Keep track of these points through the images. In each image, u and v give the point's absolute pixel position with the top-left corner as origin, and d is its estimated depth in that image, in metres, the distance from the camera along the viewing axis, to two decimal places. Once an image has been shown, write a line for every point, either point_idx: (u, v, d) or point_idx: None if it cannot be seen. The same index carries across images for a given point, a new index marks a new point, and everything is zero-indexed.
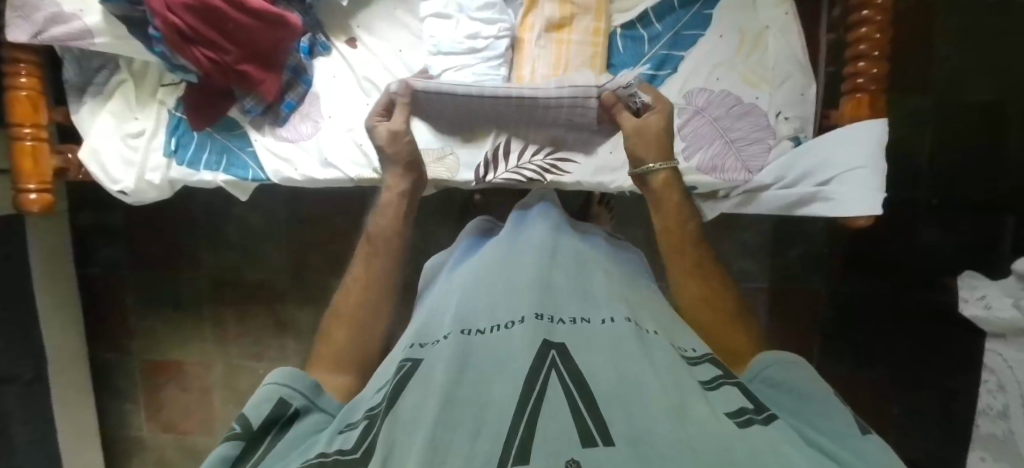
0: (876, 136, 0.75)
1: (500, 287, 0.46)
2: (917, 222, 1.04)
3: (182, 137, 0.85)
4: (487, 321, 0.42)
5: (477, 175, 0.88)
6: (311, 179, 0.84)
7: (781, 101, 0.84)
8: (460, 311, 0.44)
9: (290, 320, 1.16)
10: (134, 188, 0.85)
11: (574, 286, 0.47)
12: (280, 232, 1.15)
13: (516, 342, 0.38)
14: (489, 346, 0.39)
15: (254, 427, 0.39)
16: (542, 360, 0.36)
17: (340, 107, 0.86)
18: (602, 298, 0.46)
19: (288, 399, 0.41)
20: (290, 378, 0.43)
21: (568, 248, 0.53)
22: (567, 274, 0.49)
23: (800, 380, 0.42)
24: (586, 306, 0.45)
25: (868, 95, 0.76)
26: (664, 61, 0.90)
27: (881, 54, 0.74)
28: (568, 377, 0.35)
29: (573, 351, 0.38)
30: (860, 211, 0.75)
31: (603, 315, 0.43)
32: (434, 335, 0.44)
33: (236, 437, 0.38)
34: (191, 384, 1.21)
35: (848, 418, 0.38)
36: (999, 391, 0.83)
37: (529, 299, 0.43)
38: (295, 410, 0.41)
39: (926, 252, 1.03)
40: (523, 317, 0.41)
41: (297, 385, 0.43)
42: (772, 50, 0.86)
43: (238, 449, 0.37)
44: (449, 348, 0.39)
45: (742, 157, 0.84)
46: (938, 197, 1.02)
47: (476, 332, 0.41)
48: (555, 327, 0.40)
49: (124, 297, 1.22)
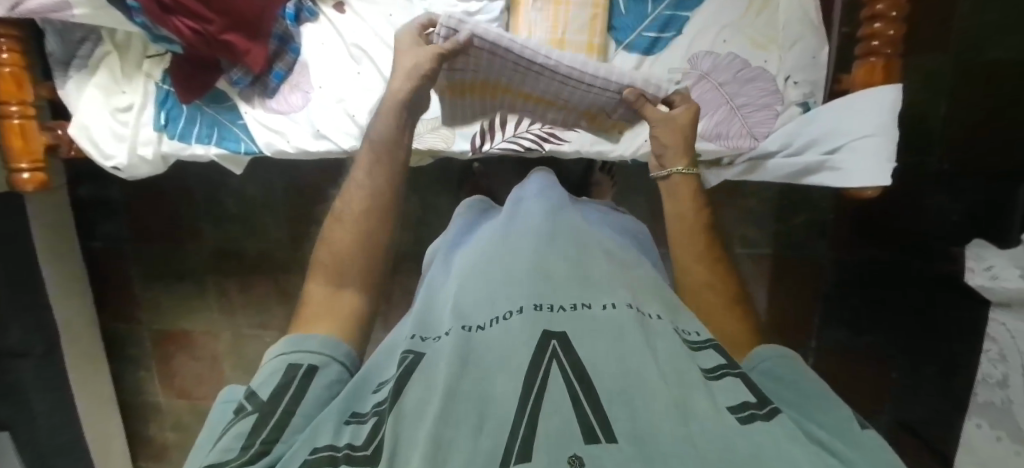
0: (887, 104, 0.72)
1: (497, 277, 0.45)
2: (927, 189, 1.06)
3: (172, 110, 0.83)
4: (486, 314, 0.42)
5: (473, 144, 0.86)
6: (304, 151, 0.82)
7: (791, 65, 0.81)
8: (460, 305, 0.44)
9: (293, 289, 1.19)
10: (128, 164, 0.84)
11: (573, 269, 0.46)
12: (279, 204, 1.16)
13: (515, 334, 0.38)
14: (491, 342, 0.38)
15: (267, 399, 0.40)
16: (542, 354, 0.36)
17: (330, 76, 0.83)
18: (603, 282, 0.44)
19: (298, 361, 0.43)
20: (296, 344, 0.45)
21: (567, 232, 0.52)
22: (564, 256, 0.47)
23: (783, 371, 0.46)
24: (588, 290, 0.43)
25: (883, 60, 0.72)
26: (669, 23, 0.83)
27: (899, 14, 0.70)
28: (570, 368, 0.35)
29: (574, 339, 0.37)
30: (869, 184, 0.73)
31: (605, 300, 0.42)
32: (435, 328, 0.43)
33: (251, 413, 0.39)
34: (201, 353, 1.25)
35: (848, 411, 0.41)
36: (999, 360, 0.84)
37: (527, 289, 0.42)
38: (308, 367, 0.43)
39: (933, 221, 1.05)
40: (521, 307, 0.40)
41: (306, 347, 0.45)
42: (782, 8, 0.81)
43: (255, 421, 0.38)
44: (449, 344, 0.38)
45: (747, 123, 0.82)
46: (950, 163, 1.03)
47: (476, 327, 0.40)
48: (556, 315, 0.40)
49: (128, 271, 1.23)
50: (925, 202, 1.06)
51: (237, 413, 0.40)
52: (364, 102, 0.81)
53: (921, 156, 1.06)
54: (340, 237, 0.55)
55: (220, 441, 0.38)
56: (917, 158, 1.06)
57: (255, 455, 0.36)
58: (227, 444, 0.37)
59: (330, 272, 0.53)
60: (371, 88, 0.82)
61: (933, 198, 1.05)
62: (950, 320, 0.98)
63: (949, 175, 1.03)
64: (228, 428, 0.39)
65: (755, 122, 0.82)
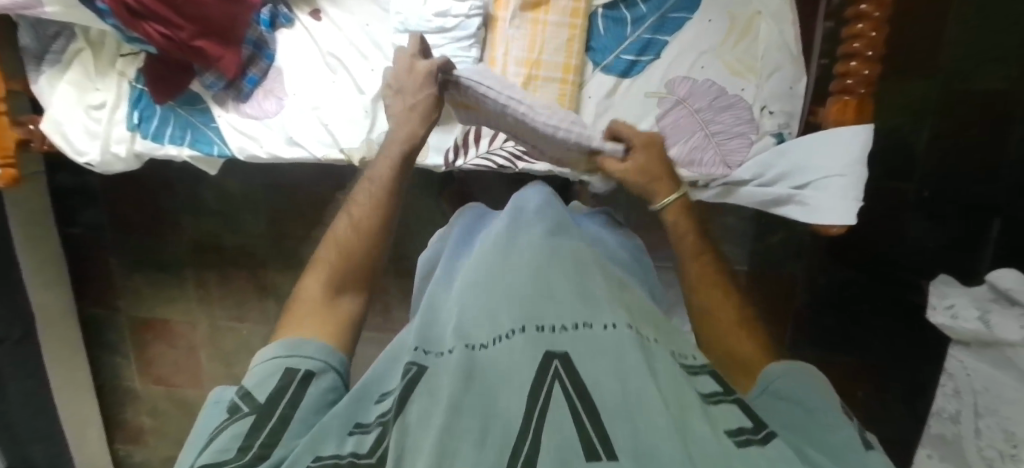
0: (859, 141, 0.71)
1: (498, 289, 0.44)
2: (907, 213, 1.07)
3: (145, 110, 0.83)
4: (487, 331, 0.40)
5: (447, 159, 0.86)
6: (276, 157, 0.82)
7: (767, 94, 0.80)
8: (462, 319, 0.43)
9: (271, 286, 1.21)
10: (101, 161, 0.84)
11: (573, 283, 0.44)
12: (260, 200, 1.16)
13: (516, 354, 0.37)
14: (493, 361, 0.37)
15: (264, 401, 0.40)
16: (546, 373, 0.35)
17: (305, 84, 0.82)
18: (604, 297, 0.42)
19: (296, 366, 0.43)
20: (294, 347, 0.45)
21: (569, 245, 0.50)
22: (567, 268, 0.45)
23: (788, 389, 0.43)
24: (587, 306, 0.42)
25: (857, 99, 0.71)
26: (646, 46, 0.82)
27: (875, 54, 0.68)
28: (571, 388, 0.34)
29: (576, 359, 0.36)
30: (831, 221, 0.73)
31: (605, 320, 0.40)
32: (435, 341, 0.42)
33: (248, 414, 0.39)
34: (178, 342, 1.27)
35: (850, 431, 0.39)
36: (954, 395, 0.87)
37: (528, 307, 0.41)
38: (305, 372, 0.43)
39: (914, 242, 1.08)
40: (522, 327, 0.39)
41: (305, 351, 0.44)
42: (762, 37, 0.80)
43: (252, 423, 0.38)
44: (450, 361, 0.37)
45: (721, 151, 0.82)
46: (928, 189, 1.06)
47: (478, 345, 0.39)
48: (557, 335, 0.38)
49: (108, 258, 1.24)
50: (908, 226, 1.08)
51: (233, 412, 0.40)
52: (339, 111, 0.81)
53: (902, 180, 1.06)
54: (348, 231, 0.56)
55: (213, 442, 0.38)
56: (898, 182, 1.06)
57: (253, 459, 0.35)
58: (222, 446, 0.37)
59: (333, 271, 0.53)
60: (346, 97, 0.82)
61: (913, 223, 1.07)
62: (922, 340, 1.10)
63: (929, 202, 1.06)
64: (224, 428, 0.39)
65: (737, 147, 0.81)
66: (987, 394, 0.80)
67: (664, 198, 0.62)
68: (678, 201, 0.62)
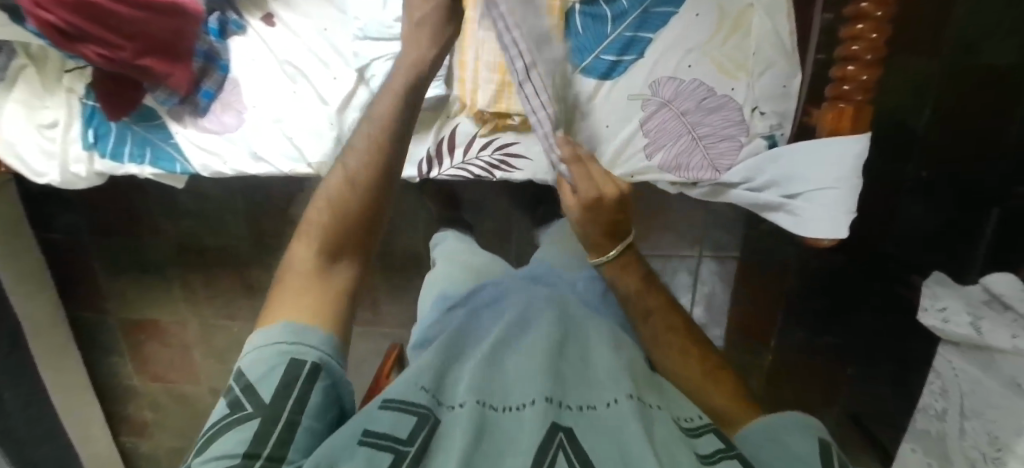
0: (854, 153, 0.67)
1: (513, 361, 0.46)
2: (900, 196, 1.04)
3: (100, 127, 0.79)
4: (502, 397, 0.43)
5: (421, 171, 0.82)
6: (243, 174, 0.78)
7: (759, 94, 0.75)
8: (476, 374, 0.44)
9: (257, 285, 1.20)
10: (62, 181, 0.81)
11: (582, 366, 0.47)
12: (236, 200, 1.12)
13: (525, 422, 0.39)
14: (503, 428, 0.40)
15: (268, 401, 0.37)
16: (549, 442, 0.37)
17: (264, 95, 0.77)
18: (609, 374, 0.45)
19: (300, 357, 0.39)
20: (296, 334, 0.40)
21: (577, 321, 0.53)
22: (574, 353, 0.48)
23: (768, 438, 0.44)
24: (593, 387, 0.45)
25: (852, 106, 0.65)
26: (629, 45, 0.77)
27: (876, 58, 0.62)
28: (574, 461, 0.37)
29: (580, 434, 0.39)
30: (818, 235, 0.71)
31: (607, 396, 0.43)
32: (448, 391, 0.44)
33: (253, 416, 0.36)
34: (171, 341, 1.28)
35: None
36: (940, 394, 0.86)
37: (542, 374, 0.43)
38: (312, 365, 0.39)
39: (909, 225, 1.05)
40: (534, 397, 0.41)
41: (308, 339, 0.40)
42: (754, 32, 0.74)
43: (259, 426, 0.36)
44: (465, 418, 0.39)
45: (709, 155, 0.77)
46: (927, 171, 1.01)
47: (492, 406, 0.42)
48: (566, 410, 0.41)
49: (91, 262, 1.22)
50: (903, 209, 1.05)
51: (234, 409, 0.37)
52: (302, 122, 0.76)
53: (900, 162, 1.01)
54: (340, 190, 0.47)
55: (215, 441, 0.36)
56: (897, 164, 1.01)
57: None
58: (221, 455, 0.34)
59: (325, 231, 0.45)
60: (309, 108, 0.77)
61: (906, 205, 1.04)
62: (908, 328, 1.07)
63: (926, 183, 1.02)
64: (224, 429, 0.36)
65: (726, 151, 0.77)
66: (973, 396, 0.79)
67: (598, 259, 0.53)
68: (615, 262, 0.53)
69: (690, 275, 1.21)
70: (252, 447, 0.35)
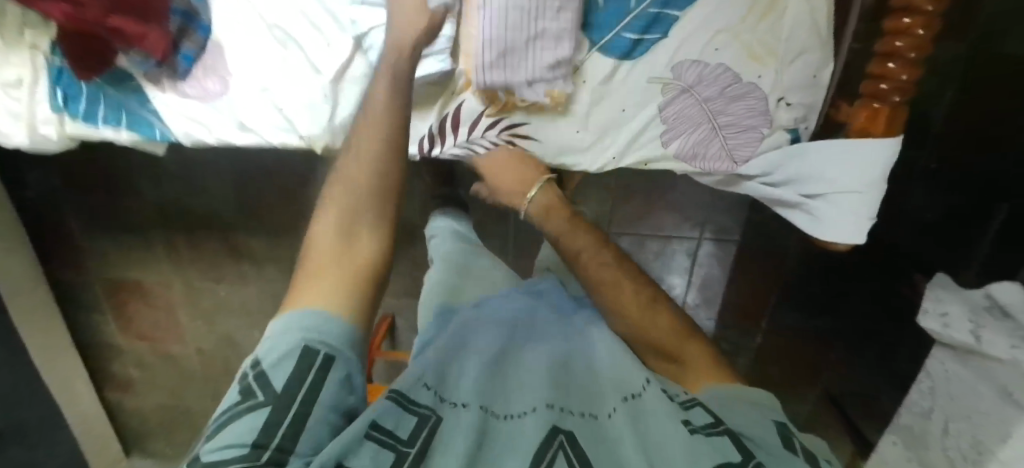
0: (882, 161, 0.65)
1: (517, 376, 0.44)
2: (908, 183, 0.94)
3: (69, 87, 0.72)
4: (503, 404, 0.40)
5: (422, 148, 0.77)
6: (228, 143, 0.75)
7: (788, 83, 0.70)
8: (478, 380, 0.42)
9: (245, 250, 1.16)
10: (32, 143, 0.75)
11: (585, 379, 0.45)
12: (222, 162, 1.06)
13: (526, 425, 0.37)
14: (504, 433, 0.37)
15: (280, 389, 0.33)
16: (549, 442, 0.35)
17: (251, 58, 0.71)
18: (611, 382, 0.44)
19: (316, 346, 0.36)
20: (314, 321, 0.37)
21: (579, 344, 0.51)
22: (577, 370, 0.46)
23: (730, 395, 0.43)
24: (595, 396, 0.43)
25: (888, 107, 0.62)
26: (653, 23, 0.69)
27: (920, 57, 0.58)
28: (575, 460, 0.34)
29: (580, 436, 0.37)
30: (833, 237, 0.70)
31: (609, 404, 0.41)
32: (451, 387, 0.41)
33: (263, 404, 0.33)
34: (156, 302, 1.24)
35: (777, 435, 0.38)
36: (928, 393, 0.83)
37: (545, 386, 0.41)
38: (325, 355, 0.36)
39: (911, 212, 0.95)
40: (535, 405, 0.39)
41: (325, 326, 0.37)
42: (790, 15, 0.67)
43: (269, 417, 0.32)
44: (465, 421, 0.37)
45: (727, 145, 0.73)
46: (937, 159, 0.91)
47: (496, 412, 0.39)
48: (568, 415, 0.39)
49: (68, 221, 1.16)
50: (907, 198, 0.95)
51: (244, 397, 0.33)
52: (294, 91, 0.72)
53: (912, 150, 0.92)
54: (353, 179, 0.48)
55: (220, 432, 0.32)
56: (907, 152, 0.92)
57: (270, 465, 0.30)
58: (225, 447, 0.30)
59: (340, 216, 0.45)
60: (299, 76, 0.71)
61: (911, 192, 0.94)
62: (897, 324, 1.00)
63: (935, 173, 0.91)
64: (227, 421, 0.32)
65: (744, 144, 0.72)
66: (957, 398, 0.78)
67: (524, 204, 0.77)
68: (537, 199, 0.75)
69: (688, 257, 1.20)
70: (259, 438, 0.31)
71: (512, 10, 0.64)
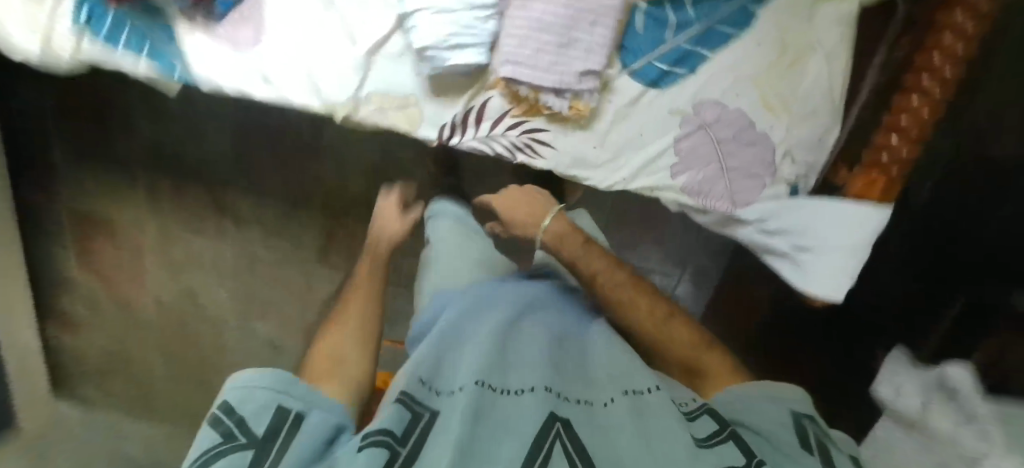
0: (871, 226, 0.70)
1: (512, 357, 0.44)
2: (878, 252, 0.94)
3: (95, 8, 0.70)
4: (500, 381, 0.41)
5: (442, 136, 0.78)
6: (244, 94, 0.74)
7: (796, 138, 0.74)
8: (475, 360, 0.42)
9: (229, 206, 1.14)
10: (42, 59, 0.72)
11: (579, 369, 0.47)
12: (230, 113, 1.08)
13: (524, 409, 0.38)
14: (501, 411, 0.37)
15: (261, 435, 0.37)
16: (548, 430, 0.36)
17: (289, 16, 0.72)
18: (604, 376, 0.45)
19: (287, 406, 0.40)
20: (288, 383, 0.42)
21: (574, 333, 0.53)
22: (572, 357, 0.48)
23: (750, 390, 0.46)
24: (589, 387, 0.44)
25: (885, 177, 0.67)
26: (684, 58, 0.73)
27: (920, 135, 0.63)
28: (572, 450, 0.35)
29: (577, 426, 0.37)
30: (822, 294, 0.74)
31: (604, 396, 0.42)
32: (448, 380, 0.41)
33: (244, 447, 0.36)
34: (123, 244, 1.20)
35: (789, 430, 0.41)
36: None
37: (541, 372, 0.42)
38: (297, 413, 0.40)
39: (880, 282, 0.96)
40: (533, 387, 0.40)
41: (296, 391, 0.42)
42: (809, 75, 0.72)
43: (252, 458, 0.36)
44: (463, 400, 0.37)
45: (731, 187, 0.76)
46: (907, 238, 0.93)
47: (491, 386, 0.39)
48: (565, 403, 0.40)
49: (51, 143, 1.12)
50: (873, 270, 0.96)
51: (225, 437, 0.37)
52: (325, 55, 0.72)
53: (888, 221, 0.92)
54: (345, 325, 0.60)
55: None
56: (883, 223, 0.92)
57: None
58: None
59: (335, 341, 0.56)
60: (331, 42, 0.72)
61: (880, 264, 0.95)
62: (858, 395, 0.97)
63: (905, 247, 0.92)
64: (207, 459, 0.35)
65: (746, 190, 0.75)
66: None
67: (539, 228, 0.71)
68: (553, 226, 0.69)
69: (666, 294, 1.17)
70: None
71: (549, 16, 0.68)
